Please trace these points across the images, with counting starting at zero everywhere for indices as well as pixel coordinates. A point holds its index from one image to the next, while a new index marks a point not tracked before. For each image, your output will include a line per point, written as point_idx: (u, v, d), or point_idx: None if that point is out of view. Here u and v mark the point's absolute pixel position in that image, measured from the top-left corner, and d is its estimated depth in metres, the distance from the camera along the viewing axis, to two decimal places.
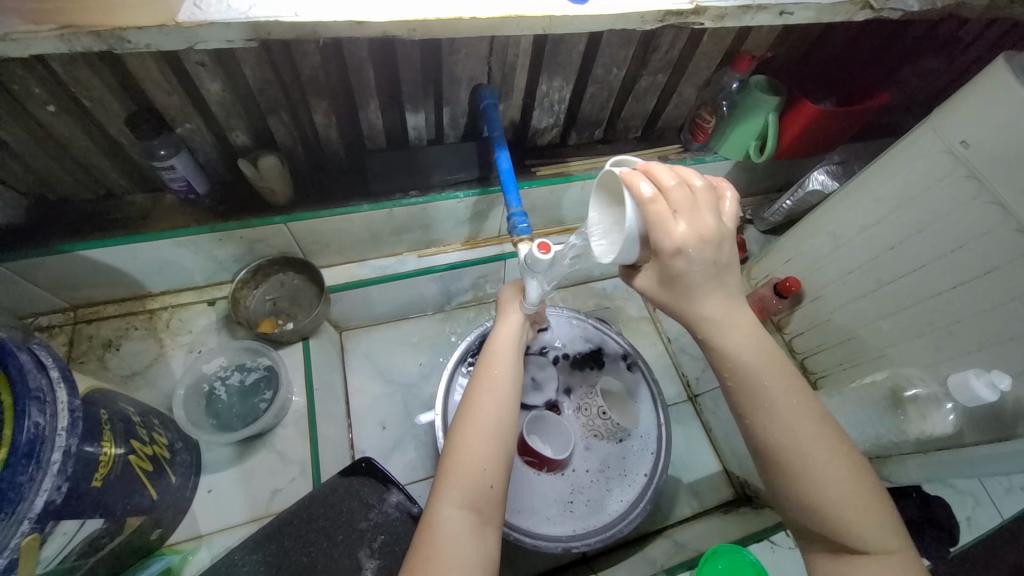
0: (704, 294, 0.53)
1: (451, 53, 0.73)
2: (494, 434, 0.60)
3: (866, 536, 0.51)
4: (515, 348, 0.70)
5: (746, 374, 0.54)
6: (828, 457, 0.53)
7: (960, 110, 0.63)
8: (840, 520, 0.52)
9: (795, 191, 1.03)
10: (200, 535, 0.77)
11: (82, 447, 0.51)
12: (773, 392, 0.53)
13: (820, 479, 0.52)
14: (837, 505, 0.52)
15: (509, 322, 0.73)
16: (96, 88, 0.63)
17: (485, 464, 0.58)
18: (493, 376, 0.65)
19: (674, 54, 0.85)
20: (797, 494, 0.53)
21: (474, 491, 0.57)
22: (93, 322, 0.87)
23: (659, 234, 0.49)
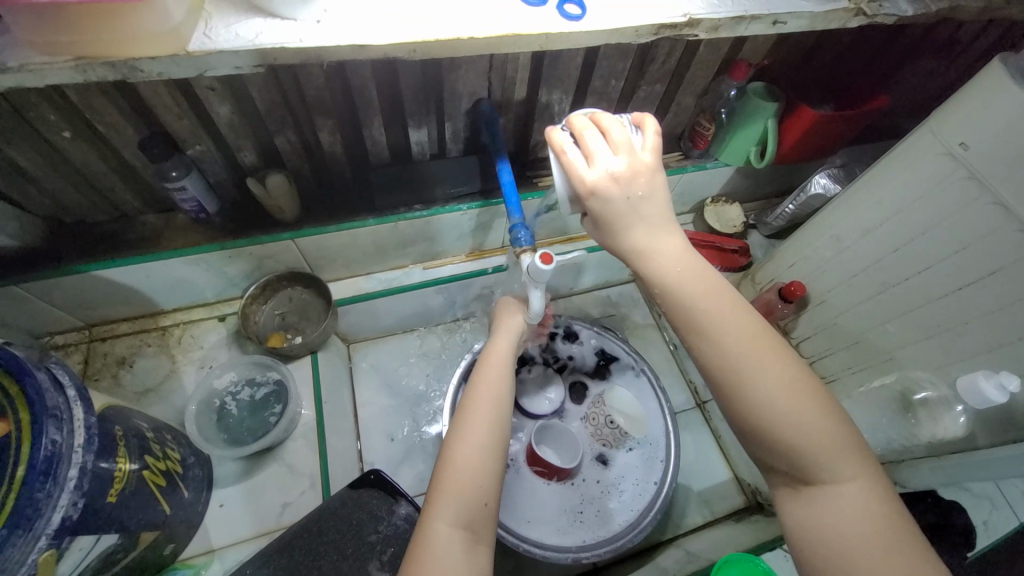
0: (629, 228, 0.55)
1: (451, 70, 0.74)
2: (485, 449, 0.59)
3: (823, 465, 0.50)
4: (509, 362, 0.70)
5: (680, 300, 0.54)
6: (769, 380, 0.52)
7: (958, 112, 0.63)
8: (787, 447, 0.51)
9: (798, 195, 1.03)
10: (213, 549, 0.78)
11: (97, 463, 0.53)
12: (705, 319, 0.54)
13: (764, 401, 0.51)
14: (782, 429, 0.51)
15: (503, 337, 0.73)
16: (110, 113, 0.65)
17: (481, 481, 0.57)
18: (488, 388, 0.65)
19: (671, 64, 0.86)
20: (741, 421, 0.53)
21: (467, 508, 0.56)
22: (108, 340, 0.89)
23: (572, 179, 0.54)
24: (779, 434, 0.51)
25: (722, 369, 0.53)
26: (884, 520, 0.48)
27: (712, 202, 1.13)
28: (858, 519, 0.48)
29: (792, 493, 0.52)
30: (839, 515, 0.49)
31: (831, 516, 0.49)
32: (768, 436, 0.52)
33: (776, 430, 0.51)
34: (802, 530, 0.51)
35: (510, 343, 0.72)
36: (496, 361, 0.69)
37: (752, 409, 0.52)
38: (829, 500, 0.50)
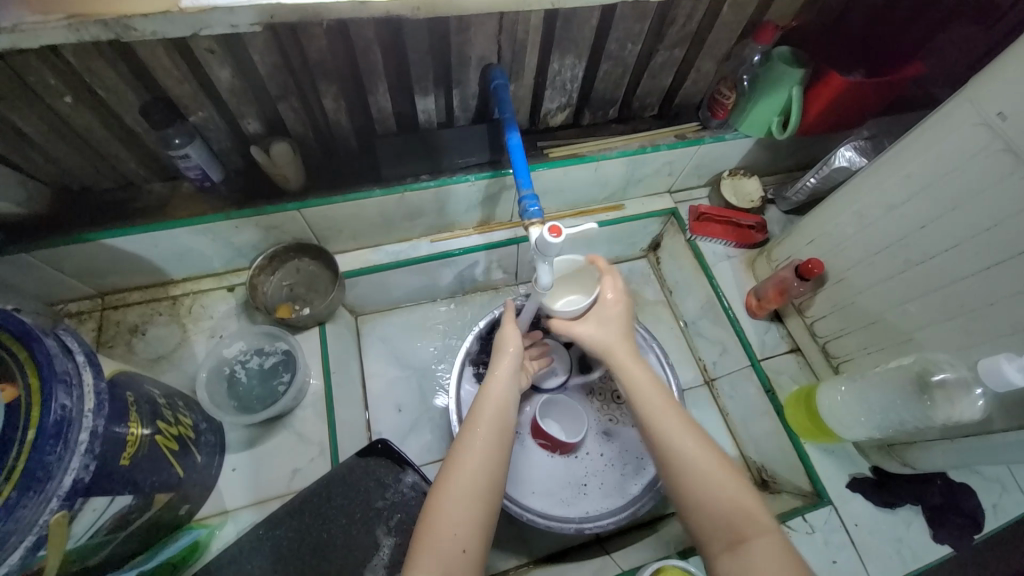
0: (620, 335, 0.71)
1: (459, 32, 0.71)
2: (473, 496, 0.59)
3: (747, 522, 0.55)
4: (507, 403, 0.68)
5: (637, 386, 0.67)
6: (702, 456, 0.59)
7: (1000, 78, 0.59)
8: (721, 509, 0.56)
9: (820, 168, 0.98)
10: (226, 510, 0.80)
11: (110, 427, 0.54)
12: (649, 409, 0.65)
13: (695, 471, 0.58)
14: (715, 496, 0.57)
15: (502, 372, 0.72)
16: (111, 78, 0.64)
17: (457, 528, 0.57)
18: (477, 432, 0.64)
19: (692, 26, 0.81)
20: (681, 496, 0.59)
21: (447, 555, 0.55)
22: (120, 308, 0.90)
23: (608, 283, 0.73)
24: (711, 500, 0.57)
25: (663, 446, 0.61)
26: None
27: (730, 174, 1.08)
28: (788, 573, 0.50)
29: (726, 557, 0.54)
30: (773, 570, 0.50)
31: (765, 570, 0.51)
32: (702, 506, 0.57)
33: (709, 495, 0.57)
34: None
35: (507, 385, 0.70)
36: (490, 405, 0.67)
37: (687, 479, 0.58)
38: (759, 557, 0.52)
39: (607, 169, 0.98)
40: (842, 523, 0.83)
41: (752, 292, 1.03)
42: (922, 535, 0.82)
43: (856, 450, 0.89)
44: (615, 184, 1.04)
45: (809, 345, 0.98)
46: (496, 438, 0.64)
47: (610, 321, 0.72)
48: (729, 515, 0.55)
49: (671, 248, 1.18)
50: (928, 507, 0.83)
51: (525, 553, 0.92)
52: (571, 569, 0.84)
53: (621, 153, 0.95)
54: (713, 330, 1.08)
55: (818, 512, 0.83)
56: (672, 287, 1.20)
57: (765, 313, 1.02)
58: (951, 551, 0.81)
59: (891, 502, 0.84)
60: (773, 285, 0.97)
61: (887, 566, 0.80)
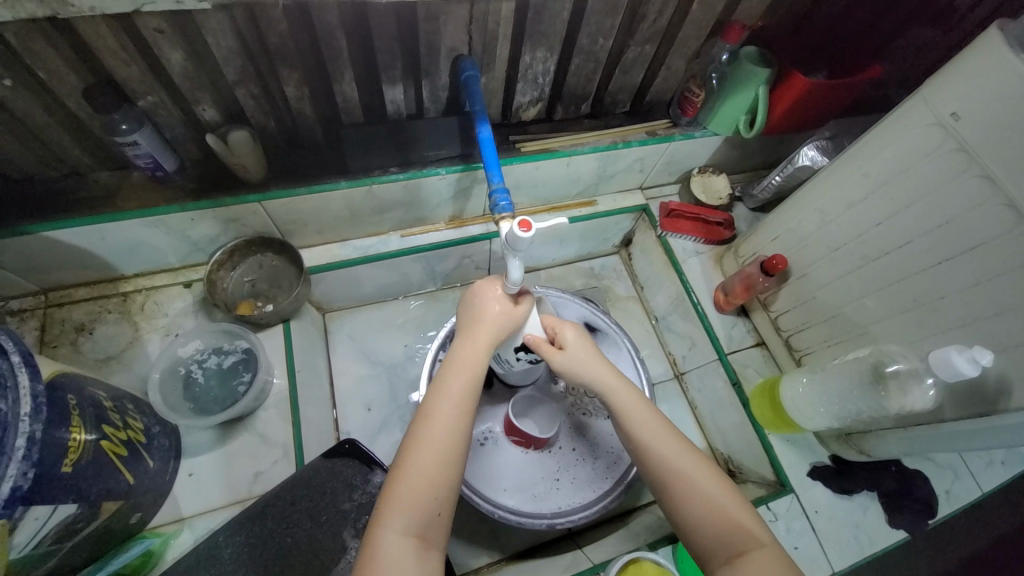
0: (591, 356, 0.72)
1: (428, 20, 0.69)
2: (445, 459, 0.58)
3: (741, 533, 0.58)
4: (474, 372, 0.66)
5: (625, 409, 0.67)
6: (699, 473, 0.62)
7: (954, 79, 0.61)
8: (719, 524, 0.59)
9: (784, 167, 1.00)
10: (182, 517, 0.77)
11: (48, 433, 0.50)
12: (636, 426, 0.66)
13: (690, 492, 0.61)
14: (713, 515, 0.59)
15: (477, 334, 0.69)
16: (51, 58, 0.60)
17: (434, 492, 0.57)
18: (450, 394, 0.63)
19: (663, 22, 0.82)
20: (677, 512, 0.61)
21: (421, 515, 0.55)
22: (65, 306, 0.84)
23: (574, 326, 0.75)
24: (707, 517, 0.59)
25: (662, 467, 0.63)
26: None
27: (699, 172, 1.10)
28: None
29: (727, 567, 0.57)
30: None
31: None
32: (701, 522, 0.59)
33: (710, 516, 0.59)
34: None
35: (478, 347, 0.68)
36: (462, 372, 0.65)
37: (686, 498, 0.61)
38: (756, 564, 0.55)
39: (578, 164, 0.98)
40: (803, 511, 0.85)
41: (719, 287, 1.05)
42: (879, 520, 0.86)
43: (817, 439, 0.93)
44: (587, 180, 1.04)
45: (774, 339, 1.01)
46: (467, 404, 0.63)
47: (574, 343, 0.72)
48: (728, 530, 0.58)
49: (642, 244, 1.19)
50: (884, 493, 0.87)
51: (497, 549, 0.92)
52: (543, 565, 0.84)
53: (592, 149, 0.95)
54: (683, 325, 1.10)
55: (781, 500, 0.86)
56: (643, 283, 1.22)
57: (732, 308, 1.04)
58: (906, 535, 0.85)
59: (848, 488, 0.87)
60: (740, 281, 0.99)
61: (845, 550, 0.83)
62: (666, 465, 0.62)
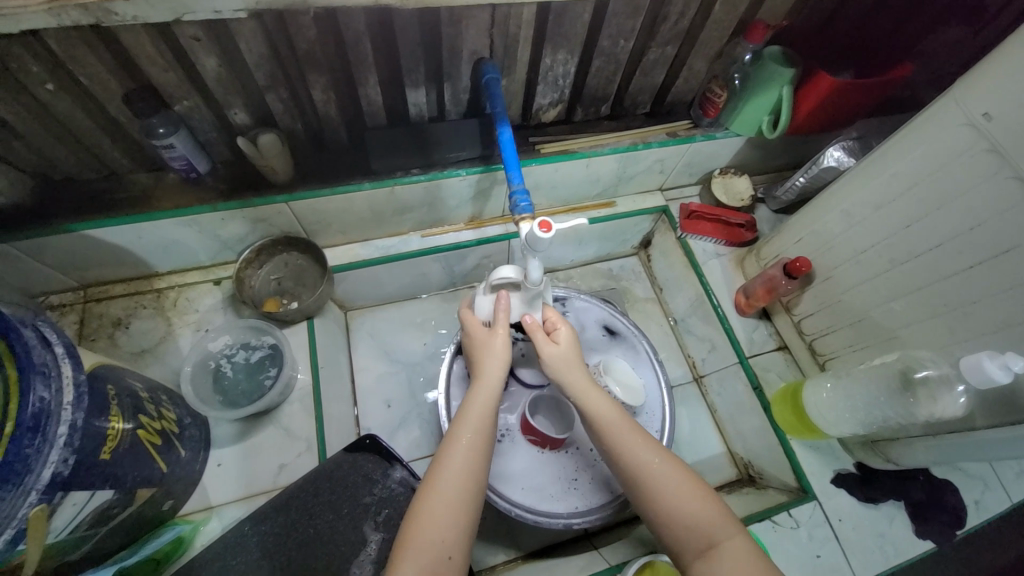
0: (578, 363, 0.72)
1: (451, 24, 0.71)
2: (454, 503, 0.60)
3: (714, 527, 0.59)
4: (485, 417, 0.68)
5: (595, 416, 0.69)
6: (670, 471, 0.64)
7: (987, 77, 0.60)
8: (690, 518, 0.60)
9: (809, 168, 0.98)
10: (211, 506, 0.79)
11: (89, 421, 0.53)
12: (610, 430, 0.67)
13: (661, 489, 0.62)
14: (683, 508, 0.61)
15: (487, 374, 0.71)
16: (93, 64, 0.63)
17: (445, 534, 0.58)
18: (460, 443, 0.65)
19: (684, 23, 0.82)
20: (651, 512, 0.63)
21: (433, 559, 0.56)
22: (103, 301, 0.88)
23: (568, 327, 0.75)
24: (679, 513, 0.61)
25: (632, 467, 0.65)
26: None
27: (720, 173, 1.09)
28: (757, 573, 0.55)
29: (701, 561, 0.58)
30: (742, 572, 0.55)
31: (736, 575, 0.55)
32: (673, 519, 0.61)
33: (682, 510, 0.61)
34: None
35: (490, 389, 0.70)
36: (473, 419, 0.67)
37: (658, 495, 0.62)
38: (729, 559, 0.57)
39: (598, 165, 0.98)
40: (826, 519, 0.84)
41: (741, 290, 1.04)
42: (906, 531, 0.83)
43: (842, 447, 0.90)
44: (607, 181, 1.04)
45: (796, 344, 0.99)
46: (478, 445, 0.65)
47: (568, 341, 0.73)
48: (701, 524, 0.60)
49: (662, 245, 1.18)
50: (912, 503, 0.85)
51: (513, 548, 0.93)
52: (559, 564, 0.84)
53: (612, 150, 0.95)
54: (703, 327, 1.09)
55: (803, 507, 0.84)
56: (663, 284, 1.21)
57: (753, 310, 1.03)
58: (933, 546, 0.83)
59: (874, 497, 0.85)
60: (762, 284, 0.98)
61: (870, 560, 0.81)
62: (634, 462, 0.64)
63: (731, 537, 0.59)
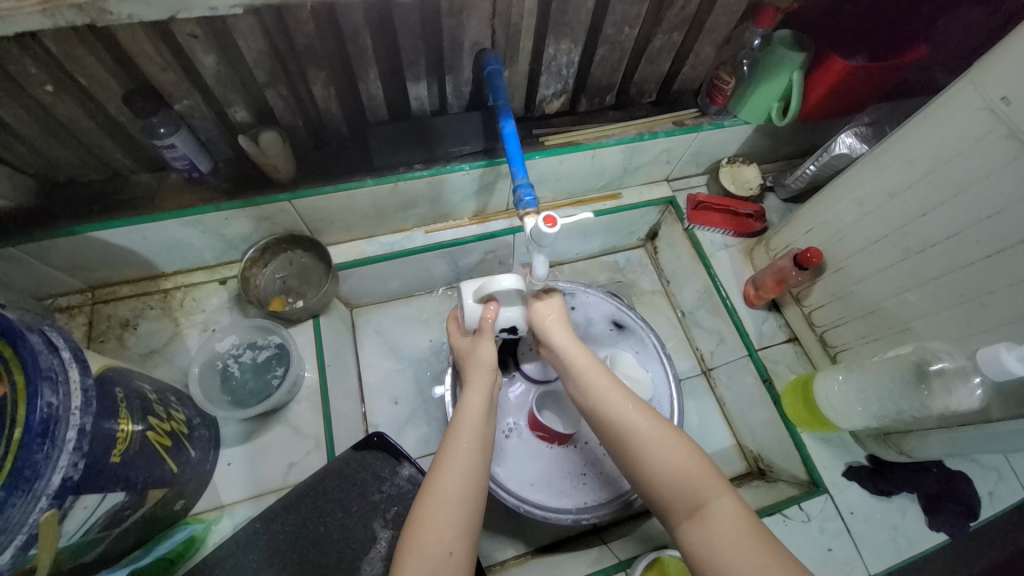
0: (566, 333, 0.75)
1: (452, 15, 0.69)
2: (454, 499, 0.60)
3: (703, 486, 0.59)
4: (483, 419, 0.69)
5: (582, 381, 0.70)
6: (656, 430, 0.64)
7: (1006, 59, 0.57)
8: (676, 475, 0.60)
9: (819, 155, 0.96)
10: (222, 505, 0.80)
11: (99, 425, 0.53)
12: (597, 394, 0.68)
13: (648, 449, 0.63)
14: (670, 468, 0.61)
15: (480, 380, 0.72)
16: (91, 65, 0.62)
17: (444, 531, 0.58)
18: (460, 442, 0.65)
19: (691, 8, 0.79)
20: (640, 472, 0.63)
21: (433, 555, 0.56)
22: (111, 302, 0.89)
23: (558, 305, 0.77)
24: (667, 472, 0.61)
25: (620, 432, 0.65)
26: (774, 550, 0.53)
27: (728, 162, 1.06)
28: (746, 530, 0.55)
29: (692, 521, 0.58)
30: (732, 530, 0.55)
31: (724, 532, 0.55)
32: (661, 478, 0.61)
33: (668, 468, 0.61)
34: (708, 548, 0.55)
35: (485, 393, 0.71)
36: (470, 418, 0.68)
37: (645, 455, 0.63)
38: (719, 518, 0.56)
39: (603, 157, 0.96)
40: (837, 512, 0.83)
41: (750, 282, 1.02)
42: (918, 523, 0.83)
43: (852, 439, 0.90)
44: (612, 173, 1.03)
45: (807, 335, 0.97)
46: (478, 448, 0.66)
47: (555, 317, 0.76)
48: (686, 482, 0.60)
49: (668, 237, 1.17)
50: (925, 495, 0.83)
51: (522, 542, 0.93)
52: (567, 559, 0.84)
53: (617, 141, 0.93)
54: (711, 319, 1.07)
55: (814, 501, 0.83)
56: (670, 276, 1.20)
57: (762, 302, 1.01)
58: (946, 538, 0.82)
59: (886, 490, 0.84)
60: (771, 275, 0.97)
61: (881, 553, 0.80)
62: (621, 424, 0.65)
63: (720, 493, 0.58)
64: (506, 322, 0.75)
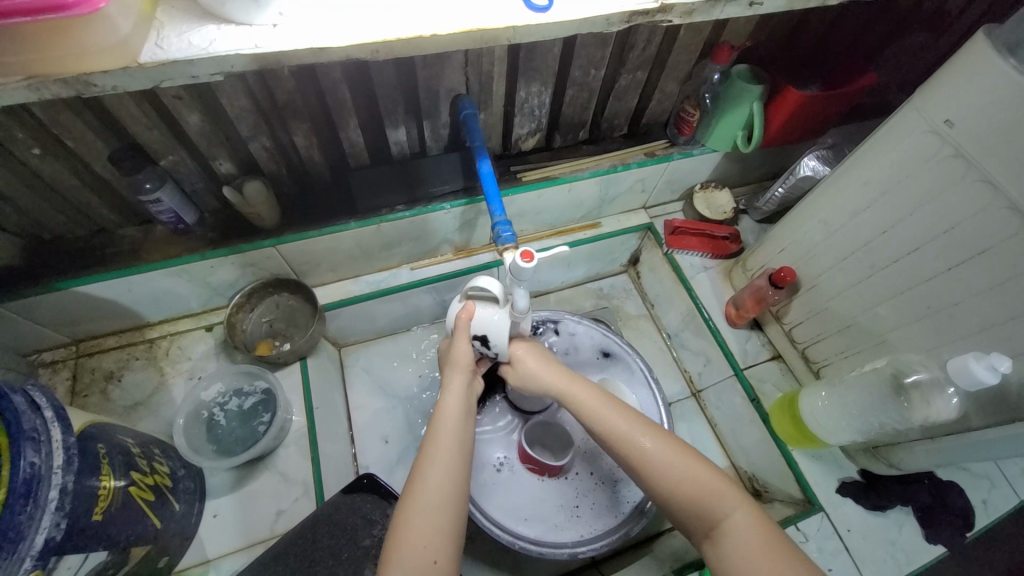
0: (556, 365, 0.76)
1: (427, 67, 0.73)
2: (436, 506, 0.58)
3: (714, 505, 0.58)
4: (462, 418, 0.67)
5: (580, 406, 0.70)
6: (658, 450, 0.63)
7: (943, 87, 0.62)
8: (689, 493, 0.59)
9: (786, 178, 1.01)
10: (208, 560, 0.78)
11: (80, 482, 0.53)
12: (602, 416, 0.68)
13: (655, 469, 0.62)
14: (680, 487, 0.60)
15: (456, 377, 0.71)
16: (78, 128, 0.64)
17: (428, 538, 0.56)
18: (440, 449, 0.63)
19: (651, 50, 0.84)
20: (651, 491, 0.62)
21: (417, 565, 0.54)
22: (95, 355, 0.88)
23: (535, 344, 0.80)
24: (677, 493, 0.60)
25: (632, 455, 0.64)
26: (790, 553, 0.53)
27: (702, 188, 1.11)
28: (765, 545, 0.54)
29: (710, 542, 0.57)
30: (749, 547, 0.54)
31: (740, 551, 0.54)
32: (672, 501, 0.60)
33: (684, 489, 0.59)
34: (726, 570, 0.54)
35: (463, 392, 0.70)
36: (451, 418, 0.67)
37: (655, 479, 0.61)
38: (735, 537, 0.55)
39: (579, 189, 1.00)
40: (833, 529, 0.83)
41: (730, 302, 1.04)
42: (915, 536, 0.83)
43: (843, 454, 0.90)
44: (590, 204, 1.06)
45: (790, 352, 0.99)
46: (460, 449, 0.64)
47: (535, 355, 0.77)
48: (696, 504, 0.59)
49: (649, 262, 1.20)
50: (919, 507, 0.84)
51: None
52: None
53: (592, 174, 0.97)
54: (696, 341, 1.09)
55: (810, 520, 0.83)
56: (653, 300, 1.22)
57: (744, 321, 1.03)
58: (944, 550, 0.82)
59: (881, 504, 0.84)
60: (750, 294, 0.99)
61: (881, 570, 0.80)
62: (621, 439, 0.65)
63: (733, 514, 0.57)
64: (478, 329, 0.72)
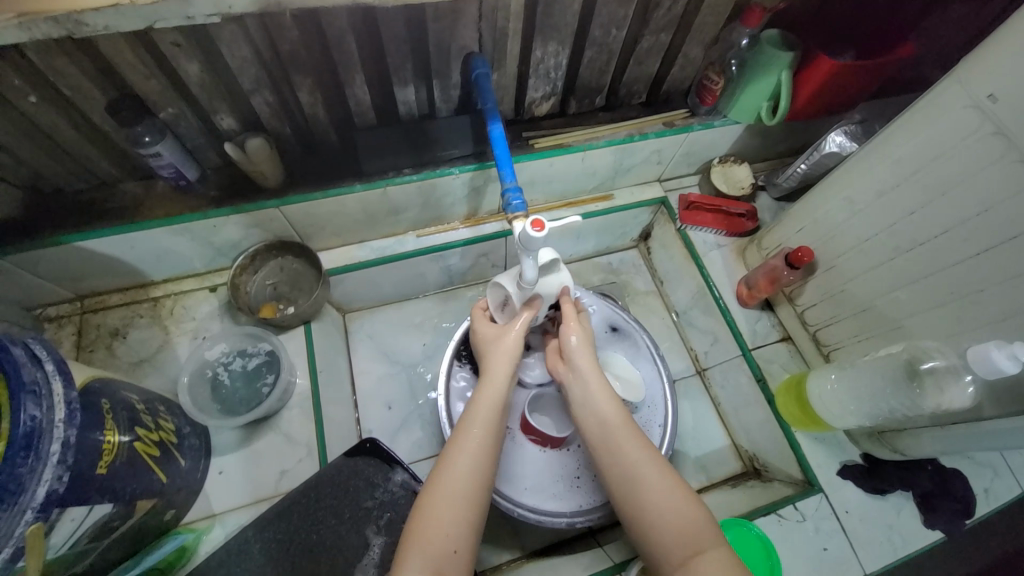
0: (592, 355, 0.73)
1: (438, 21, 0.69)
2: (460, 497, 0.60)
3: (699, 536, 0.59)
4: (498, 411, 0.67)
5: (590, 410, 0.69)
6: (656, 473, 0.64)
7: (992, 57, 0.57)
8: (677, 522, 0.60)
9: (810, 154, 0.96)
10: (213, 514, 0.80)
11: (83, 437, 0.53)
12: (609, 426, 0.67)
13: (649, 490, 0.62)
14: (669, 511, 0.61)
15: (501, 362, 0.70)
16: (74, 75, 0.62)
17: (449, 528, 0.58)
18: (470, 442, 0.64)
19: (677, 9, 0.79)
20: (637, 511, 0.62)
21: (438, 553, 0.56)
22: (100, 312, 0.88)
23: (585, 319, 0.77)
24: (666, 516, 0.60)
25: (625, 471, 0.64)
26: None
27: (720, 162, 1.07)
28: None
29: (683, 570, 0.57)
30: None
31: None
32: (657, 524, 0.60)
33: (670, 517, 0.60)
34: None
35: (500, 386, 0.69)
36: (484, 408, 0.67)
37: (648, 498, 0.62)
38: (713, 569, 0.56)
39: (593, 159, 0.96)
40: (833, 511, 0.83)
41: (743, 281, 1.02)
42: (914, 520, 0.82)
43: (847, 438, 0.89)
44: (603, 174, 1.03)
45: (800, 334, 0.97)
46: (491, 443, 0.65)
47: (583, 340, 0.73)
48: (682, 531, 0.59)
49: (661, 237, 1.17)
50: (920, 493, 0.84)
51: (518, 547, 0.93)
52: (562, 563, 0.84)
53: (608, 143, 0.93)
54: (704, 320, 1.07)
55: (809, 500, 0.83)
56: (663, 277, 1.20)
57: (756, 301, 1.01)
58: (942, 535, 0.82)
59: (881, 488, 0.84)
60: (764, 274, 0.96)
61: (877, 552, 0.80)
62: (622, 455, 0.65)
63: (716, 544, 0.58)
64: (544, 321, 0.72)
